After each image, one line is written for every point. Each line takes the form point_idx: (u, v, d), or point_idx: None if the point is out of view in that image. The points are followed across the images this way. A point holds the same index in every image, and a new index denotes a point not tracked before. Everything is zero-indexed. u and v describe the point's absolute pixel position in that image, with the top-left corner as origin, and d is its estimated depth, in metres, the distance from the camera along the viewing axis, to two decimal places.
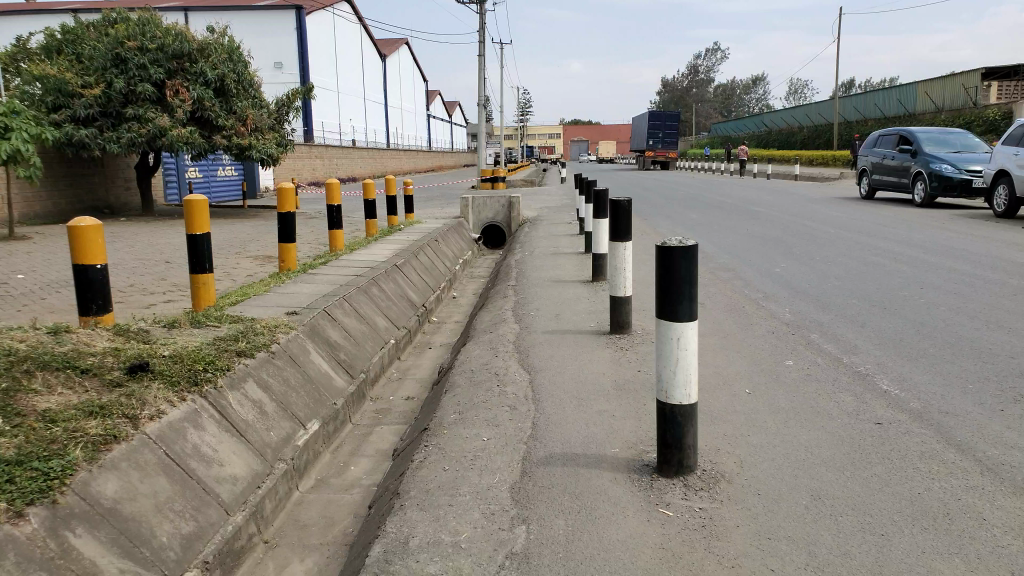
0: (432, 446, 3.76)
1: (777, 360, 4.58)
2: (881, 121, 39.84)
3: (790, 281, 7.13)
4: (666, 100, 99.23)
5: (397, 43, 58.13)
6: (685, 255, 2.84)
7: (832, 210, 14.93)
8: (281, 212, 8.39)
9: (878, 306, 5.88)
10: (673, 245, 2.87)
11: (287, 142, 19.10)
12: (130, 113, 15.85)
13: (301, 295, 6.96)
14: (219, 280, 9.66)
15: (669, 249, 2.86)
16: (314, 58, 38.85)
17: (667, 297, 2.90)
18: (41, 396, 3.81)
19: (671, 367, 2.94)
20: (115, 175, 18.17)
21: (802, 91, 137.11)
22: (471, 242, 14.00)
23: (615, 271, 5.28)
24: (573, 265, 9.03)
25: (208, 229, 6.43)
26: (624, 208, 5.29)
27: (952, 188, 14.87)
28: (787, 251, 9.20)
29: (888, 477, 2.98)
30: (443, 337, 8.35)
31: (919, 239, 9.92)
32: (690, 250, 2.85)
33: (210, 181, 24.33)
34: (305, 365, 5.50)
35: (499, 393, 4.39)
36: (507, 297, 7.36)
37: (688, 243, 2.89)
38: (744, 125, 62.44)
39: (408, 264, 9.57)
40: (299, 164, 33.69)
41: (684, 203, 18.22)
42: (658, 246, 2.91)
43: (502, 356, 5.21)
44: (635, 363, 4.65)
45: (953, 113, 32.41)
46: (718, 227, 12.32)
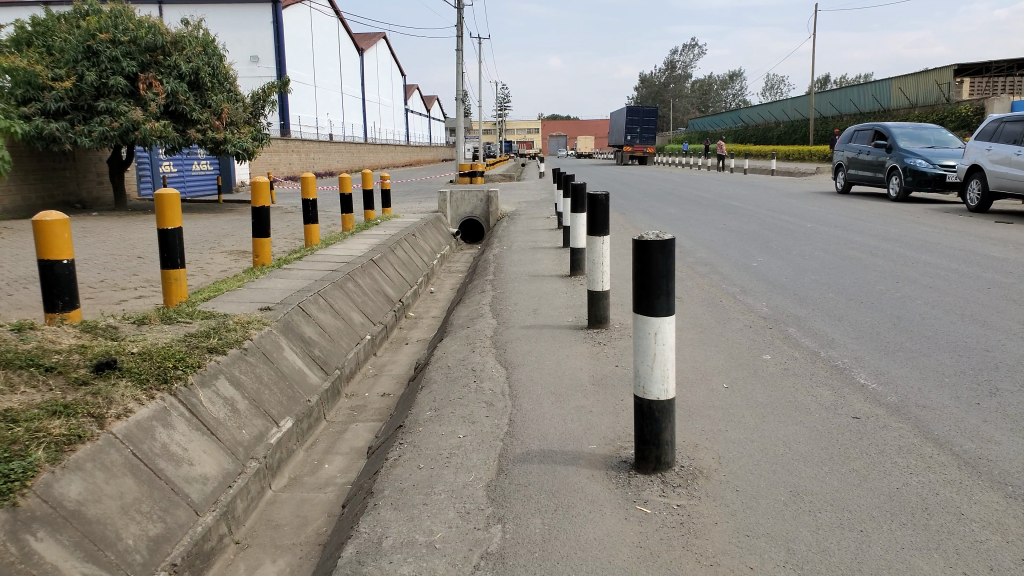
0: (407, 444, 3.69)
1: (755, 355, 4.58)
2: (856, 117, 40.27)
3: (767, 275, 7.16)
4: (644, 95, 99.58)
5: (375, 37, 57.68)
6: (661, 248, 2.80)
7: (808, 205, 15.03)
8: (255, 208, 8.23)
9: (855, 300, 5.92)
10: (650, 239, 2.82)
11: (262, 136, 18.83)
12: (102, 107, 15.52)
13: (276, 291, 6.83)
14: (193, 275, 9.49)
15: (646, 243, 2.82)
16: (290, 51, 38.40)
17: (645, 291, 2.86)
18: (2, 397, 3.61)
19: (648, 363, 2.89)
20: (86, 169, 17.82)
21: (777, 87, 138.35)
22: (449, 237, 13.90)
23: (593, 266, 5.27)
24: (550, 260, 8.99)
25: (178, 224, 6.24)
26: (601, 203, 5.22)
27: (926, 183, 15.02)
28: (765, 245, 9.23)
29: (866, 473, 2.97)
30: (420, 332, 8.27)
31: (895, 233, 10.02)
32: (667, 243, 2.81)
33: (183, 175, 23.96)
34: (278, 362, 5.37)
35: (475, 389, 4.32)
36: (485, 292, 7.30)
37: (664, 236, 2.85)
38: (722, 121, 62.88)
39: (384, 260, 9.46)
40: (276, 159, 33.31)
41: (662, 197, 18.28)
42: (635, 241, 2.86)
43: (479, 351, 5.15)
44: (613, 358, 4.62)
45: (928, 109, 32.85)
46: (696, 222, 12.36)
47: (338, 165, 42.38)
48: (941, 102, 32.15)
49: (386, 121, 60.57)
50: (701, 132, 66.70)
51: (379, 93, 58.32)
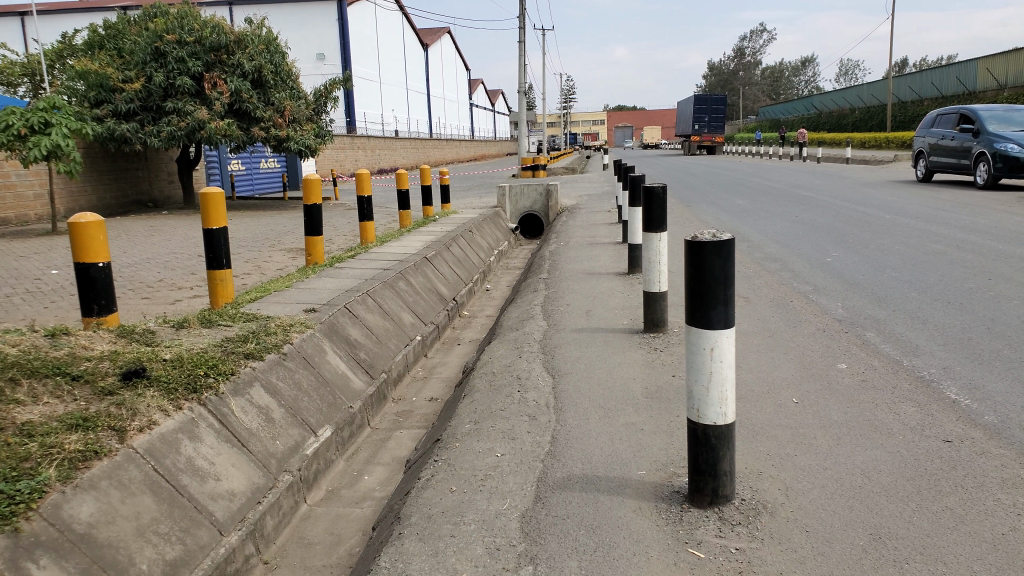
0: (442, 463, 3.38)
1: (830, 364, 4.08)
2: (939, 101, 38.05)
3: (843, 273, 6.58)
4: (712, 84, 97.05)
5: (439, 33, 57.87)
6: (717, 251, 2.43)
7: (888, 194, 14.12)
8: (307, 206, 8.12)
9: (940, 300, 5.23)
10: (702, 240, 2.45)
11: (326, 133, 18.99)
12: (169, 107, 15.89)
13: (323, 291, 6.67)
14: (250, 274, 9.50)
15: (699, 243, 2.45)
16: (356, 49, 38.83)
17: (697, 301, 2.48)
18: (24, 408, 3.36)
19: (704, 382, 2.51)
20: (158, 169, 18.42)
21: (854, 71, 132.89)
22: (508, 232, 13.63)
23: (650, 265, 4.92)
24: (608, 256, 8.60)
25: (224, 224, 6.15)
26: (658, 195, 4.73)
27: (1018, 169, 13.88)
28: (839, 239, 8.60)
29: (963, 513, 2.51)
30: (473, 332, 8.02)
31: (989, 224, 9.19)
32: (726, 245, 2.44)
33: (250, 173, 24.58)
34: (320, 367, 5.21)
35: (519, 400, 4.01)
36: (537, 292, 6.99)
37: (722, 237, 2.47)
38: (794, 108, 60.57)
39: (439, 256, 9.25)
40: (342, 156, 33.76)
41: (730, 188, 17.52)
42: (686, 242, 2.49)
43: (526, 357, 4.83)
44: (670, 367, 4.22)
45: (1021, 89, 30.66)
46: (766, 214, 11.72)
47: (402, 161, 42.70)
48: None
49: (451, 116, 60.78)
50: (772, 120, 64.49)
51: (443, 88, 58.54)
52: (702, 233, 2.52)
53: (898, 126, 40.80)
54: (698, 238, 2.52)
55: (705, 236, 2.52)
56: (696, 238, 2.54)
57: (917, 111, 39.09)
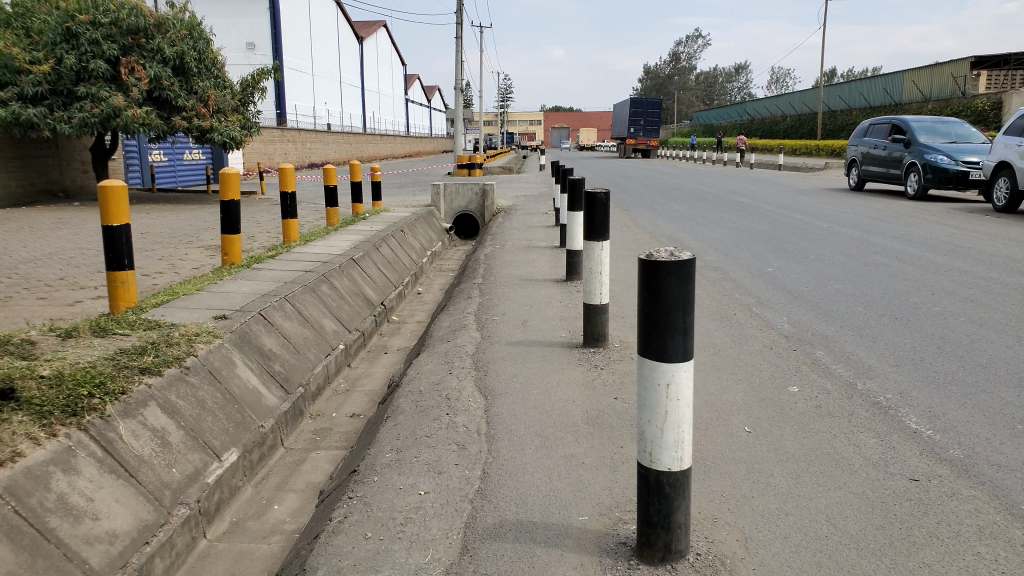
0: (357, 500, 2.96)
1: (778, 387, 3.87)
2: (864, 112, 39.45)
3: (785, 284, 6.43)
4: (647, 88, 98.67)
5: (376, 26, 56.78)
6: (675, 272, 2.10)
7: (820, 202, 14.32)
8: (224, 201, 7.50)
9: (890, 318, 5.20)
10: (654, 259, 2.14)
11: (251, 124, 18.25)
12: (82, 91, 14.73)
13: (237, 296, 6.12)
14: (162, 273, 8.78)
15: (653, 262, 2.13)
16: (288, 38, 37.57)
17: (651, 328, 2.15)
18: None
19: (657, 423, 2.18)
20: (70, 158, 17.13)
21: (781, 80, 137.74)
22: (442, 233, 13.19)
23: (591, 275, 4.57)
24: (545, 261, 8.30)
25: (126, 220, 5.50)
26: (600, 202, 4.53)
27: (947, 180, 14.28)
28: (778, 248, 8.53)
29: (943, 569, 2.25)
30: (401, 339, 7.57)
31: (918, 236, 9.33)
32: (688, 263, 2.12)
33: (173, 165, 23.38)
34: (228, 382, 4.63)
35: (447, 424, 3.62)
36: (472, 298, 6.61)
37: (682, 256, 2.14)
38: (726, 115, 61.99)
39: (367, 258, 8.75)
40: (272, 148, 32.56)
41: (665, 193, 17.54)
42: (641, 260, 2.17)
43: (457, 373, 4.43)
44: (612, 388, 3.90)
45: (941, 103, 32.07)
46: (703, 220, 11.66)
47: (335, 156, 41.52)
48: (956, 95, 31.52)
49: (386, 111, 59.75)
50: (706, 126, 65.85)
51: (379, 83, 57.37)
52: (653, 250, 2.22)
53: (827, 135, 42.12)
54: (649, 257, 2.20)
55: (657, 255, 2.20)
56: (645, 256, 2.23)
57: (842, 121, 40.45)
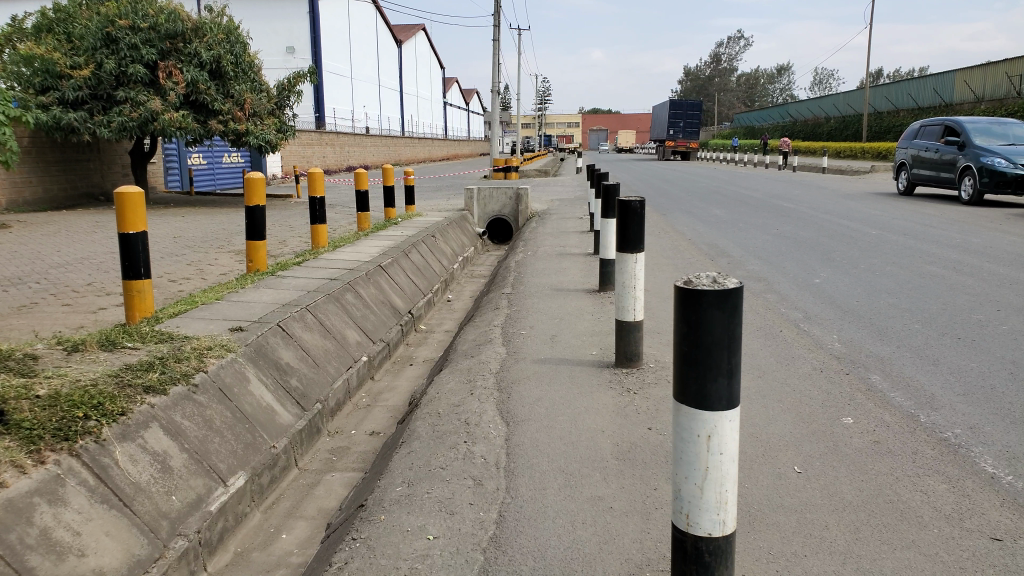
0: (362, 540, 2.67)
1: (832, 417, 3.50)
2: (912, 112, 38.20)
3: (834, 298, 6.01)
4: (687, 89, 97.43)
5: (415, 30, 57.03)
6: (719, 304, 1.78)
7: (869, 207, 13.71)
8: (249, 206, 7.33)
9: (954, 338, 4.76)
10: (691, 287, 1.82)
11: (288, 128, 18.21)
12: (121, 96, 14.86)
13: (257, 305, 5.93)
14: (190, 279, 8.69)
15: (691, 291, 1.80)
16: (327, 42, 37.83)
17: (689, 370, 1.83)
18: None
19: (696, 479, 1.87)
20: (111, 161, 17.33)
21: (825, 81, 135.02)
22: (475, 238, 12.93)
23: (625, 289, 4.26)
24: (579, 269, 7.97)
25: (143, 227, 5.33)
26: (635, 211, 4.18)
27: (1005, 185, 13.56)
28: (825, 257, 8.07)
29: None
30: (428, 350, 7.32)
31: (977, 245, 8.77)
32: (735, 293, 1.80)
33: (212, 168, 23.58)
34: (240, 400, 4.38)
35: (464, 455, 3.34)
36: (499, 309, 6.32)
37: (726, 284, 1.81)
38: (767, 117, 60.77)
39: (395, 264, 8.52)
40: (309, 152, 32.77)
41: (704, 197, 17.06)
42: (676, 289, 1.85)
43: (479, 394, 4.14)
44: (645, 417, 3.57)
45: (993, 104, 30.83)
46: (745, 226, 11.20)
47: (372, 159, 41.66)
48: (1010, 96, 30.25)
49: (424, 115, 59.95)
50: (746, 128, 64.67)
51: (417, 86, 57.55)
52: (690, 275, 1.90)
53: (873, 136, 40.90)
54: (686, 283, 1.88)
55: (695, 282, 1.89)
56: (680, 282, 1.91)
57: (889, 122, 39.24)
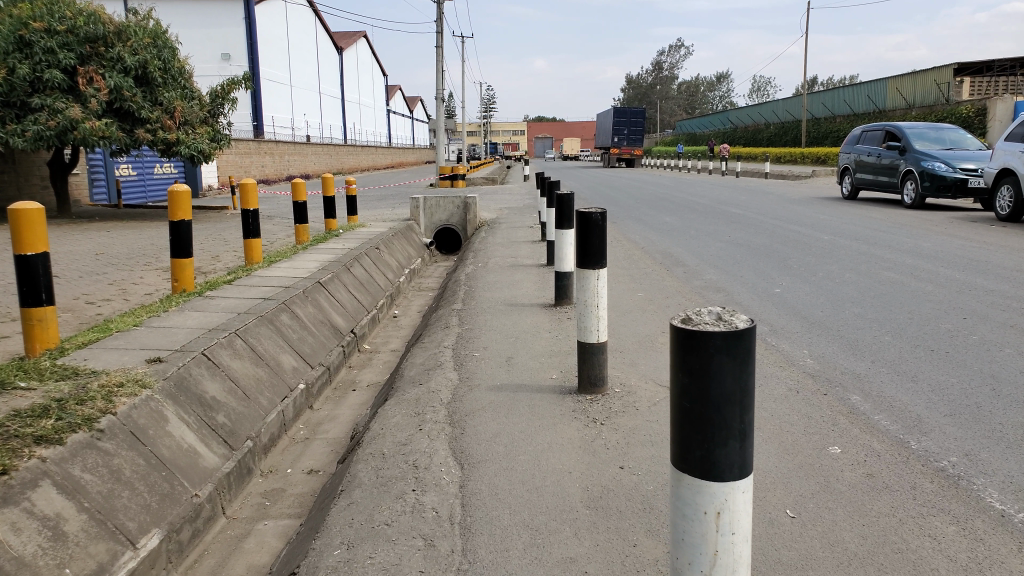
0: None
1: (818, 445, 3.19)
2: (848, 118, 39.20)
3: (798, 310, 5.78)
4: (629, 97, 98.66)
5: (356, 37, 56.18)
6: (727, 349, 1.47)
7: (816, 212, 13.76)
8: (173, 221, 6.75)
9: (928, 350, 4.54)
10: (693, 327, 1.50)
11: (222, 137, 17.50)
12: (36, 103, 13.80)
13: (179, 331, 5.39)
14: (111, 300, 8.02)
15: (695, 337, 1.50)
16: (265, 49, 36.81)
17: (692, 432, 1.53)
18: None
19: (705, 559, 1.58)
20: (29, 173, 16.37)
21: (762, 88, 138.63)
22: (421, 249, 12.45)
23: (586, 309, 3.90)
24: (531, 282, 7.60)
25: (43, 248, 4.74)
26: (596, 224, 3.83)
27: (946, 189, 13.78)
28: (782, 265, 7.90)
29: None
30: (373, 372, 6.84)
31: (928, 249, 8.74)
32: (748, 335, 1.49)
33: (143, 179, 22.55)
34: (156, 444, 3.86)
35: (411, 507, 2.92)
36: (449, 328, 5.89)
37: (737, 324, 1.50)
38: (709, 124, 61.76)
39: (336, 280, 8.01)
40: (248, 161, 31.70)
41: (653, 203, 16.98)
42: (674, 332, 1.54)
43: (428, 430, 3.70)
44: (615, 454, 3.18)
45: (925, 109, 31.85)
46: (698, 233, 11.04)
47: (314, 168, 40.65)
48: (940, 101, 31.28)
49: (367, 123, 59.06)
50: (689, 134, 65.61)
51: (359, 93, 56.57)
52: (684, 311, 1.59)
53: (812, 142, 41.87)
54: (682, 322, 1.58)
55: (693, 320, 1.58)
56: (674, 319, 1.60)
57: (827, 127, 40.23)
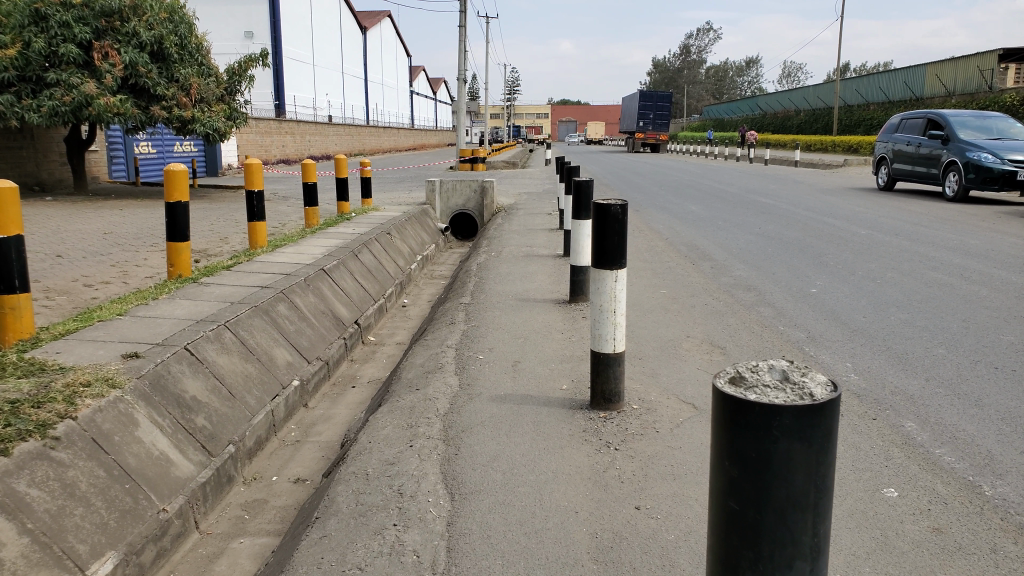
0: None
1: (868, 485, 2.80)
2: (883, 106, 38.02)
3: (837, 314, 5.27)
4: (657, 81, 97.16)
5: (380, 16, 55.58)
6: (798, 442, 1.40)
7: (850, 204, 13.12)
8: (169, 203, 6.36)
9: (991, 365, 4.06)
10: (753, 401, 1.40)
11: (238, 116, 17.14)
12: (51, 78, 13.53)
13: (164, 322, 5.00)
14: (109, 282, 7.69)
15: (758, 426, 1.41)
16: (289, 27, 36.44)
17: (741, 537, 1.48)
18: None
19: None
20: (47, 150, 16.12)
21: (793, 74, 135.80)
22: (436, 234, 12.05)
23: (601, 314, 3.42)
24: (547, 275, 7.14)
25: (17, 230, 4.31)
26: (615, 219, 3.33)
27: (992, 181, 13.05)
28: (817, 262, 7.37)
29: None
30: (375, 368, 6.46)
31: (976, 247, 8.14)
32: (824, 421, 1.40)
33: (162, 157, 22.35)
34: (120, 452, 3.43)
35: (392, 546, 2.48)
36: (454, 324, 5.46)
37: (808, 399, 1.41)
38: (737, 110, 60.55)
39: (341, 267, 7.61)
40: (269, 140, 31.45)
41: (677, 191, 16.42)
42: (721, 403, 1.47)
43: (419, 448, 3.28)
44: (631, 490, 2.74)
45: (965, 98, 30.72)
46: (726, 224, 10.49)
47: (336, 149, 40.35)
48: (982, 89, 30.17)
49: (390, 104, 58.62)
50: (716, 120, 64.44)
51: (383, 74, 56.12)
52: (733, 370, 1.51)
53: (843, 130, 40.69)
54: (735, 384, 1.49)
55: (748, 379, 1.51)
56: (717, 377, 1.52)
57: (861, 115, 39.07)
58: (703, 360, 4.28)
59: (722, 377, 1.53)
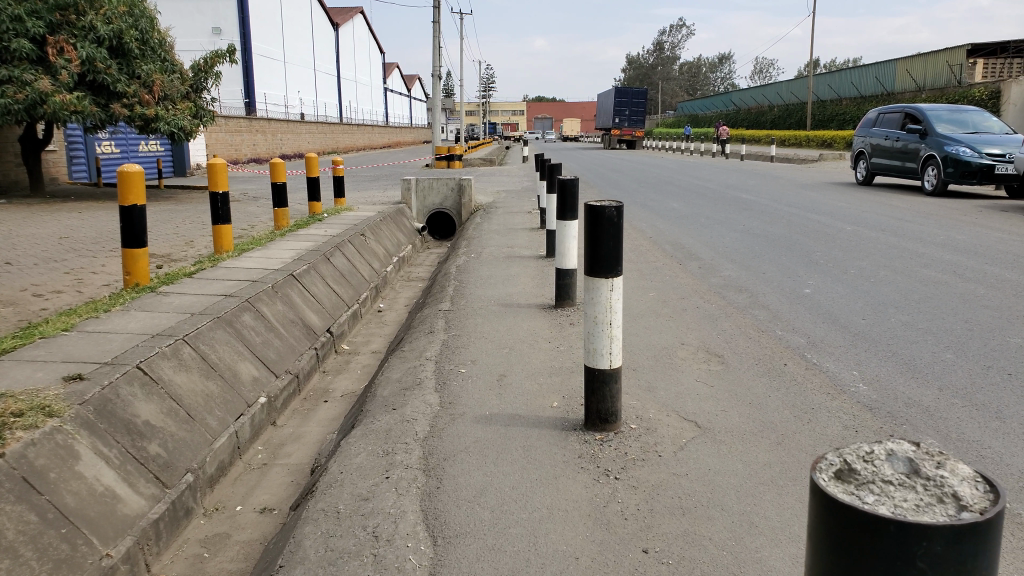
0: None
1: None
2: (855, 100, 38.27)
3: (835, 317, 5.03)
4: (630, 77, 97.33)
5: (351, 12, 54.81)
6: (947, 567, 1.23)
7: (832, 199, 12.99)
8: (124, 206, 5.93)
9: (1006, 370, 3.82)
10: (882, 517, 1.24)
11: (202, 113, 16.61)
12: (3, 74, 12.84)
13: (117, 337, 4.60)
14: (63, 290, 7.23)
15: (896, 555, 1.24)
16: (257, 23, 35.70)
17: None
18: None
19: None
20: (2, 150, 15.45)
21: (764, 70, 136.65)
22: (412, 234, 11.68)
23: (595, 326, 3.11)
24: (530, 277, 6.83)
25: None
26: (609, 223, 3.02)
27: (970, 175, 12.98)
28: (808, 261, 7.15)
29: None
30: (349, 379, 6.10)
31: (966, 242, 7.97)
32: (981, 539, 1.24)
33: (127, 156, 21.66)
34: (57, 491, 3.06)
35: None
36: (433, 334, 5.12)
37: (953, 511, 1.27)
38: (710, 106, 60.78)
39: (312, 272, 7.23)
40: (239, 139, 30.75)
41: (657, 187, 16.21)
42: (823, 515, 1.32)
43: (396, 481, 2.94)
44: (636, 531, 2.43)
45: (936, 92, 30.98)
46: (710, 221, 10.27)
47: (309, 147, 39.65)
48: (952, 84, 30.43)
49: (363, 101, 57.90)
50: (690, 116, 64.64)
51: (355, 71, 55.34)
52: (843, 465, 1.36)
53: (816, 125, 40.90)
54: (843, 489, 1.35)
55: (859, 477, 1.36)
56: (820, 472, 1.38)
57: (833, 109, 39.29)
58: (701, 371, 4.00)
59: (829, 472, 1.39)
